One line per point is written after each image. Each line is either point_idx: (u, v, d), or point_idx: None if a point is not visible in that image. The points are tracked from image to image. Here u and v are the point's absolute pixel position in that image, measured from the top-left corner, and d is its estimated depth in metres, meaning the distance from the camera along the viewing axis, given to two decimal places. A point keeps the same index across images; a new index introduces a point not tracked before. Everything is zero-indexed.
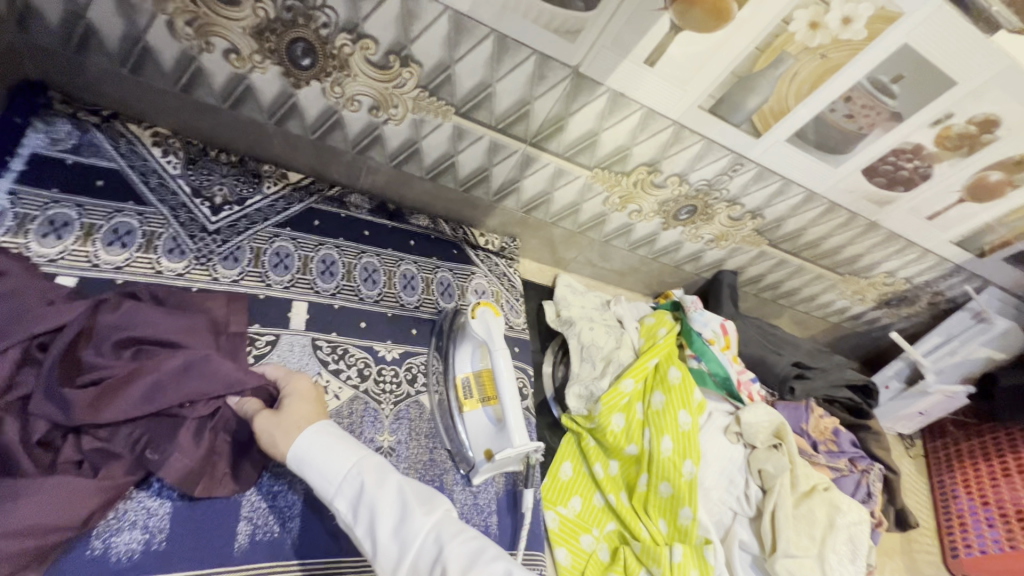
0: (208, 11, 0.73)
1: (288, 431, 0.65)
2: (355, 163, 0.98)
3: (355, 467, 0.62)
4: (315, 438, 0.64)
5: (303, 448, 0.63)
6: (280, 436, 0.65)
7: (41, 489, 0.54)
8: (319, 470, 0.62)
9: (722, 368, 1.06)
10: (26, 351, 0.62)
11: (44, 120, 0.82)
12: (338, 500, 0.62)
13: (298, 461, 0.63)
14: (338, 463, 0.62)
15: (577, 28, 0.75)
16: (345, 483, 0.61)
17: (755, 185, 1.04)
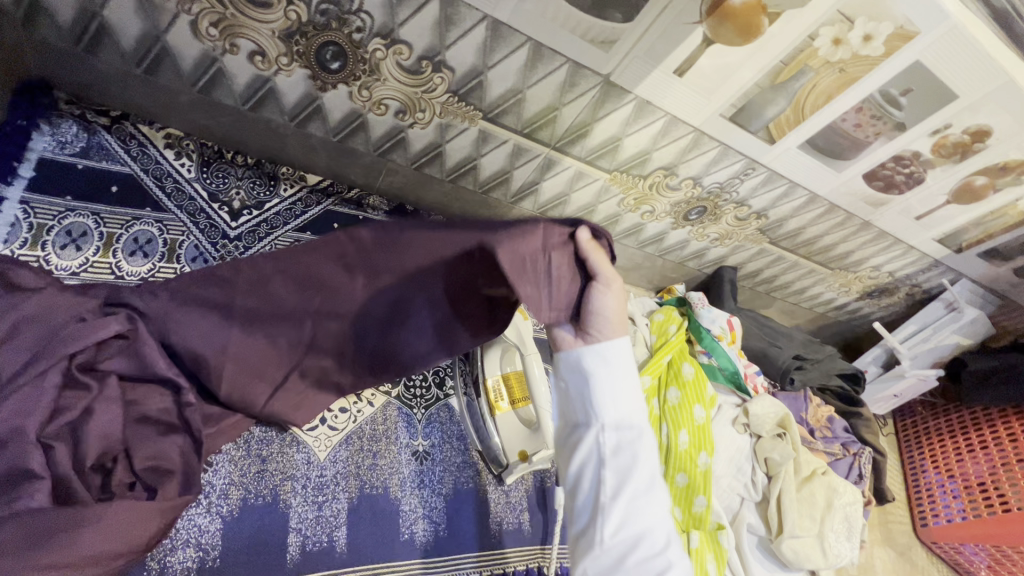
0: (236, 13, 0.70)
1: (610, 323, 0.64)
2: (375, 166, 0.97)
3: (625, 426, 0.64)
4: (623, 350, 0.65)
5: (606, 372, 0.64)
6: (602, 318, 0.64)
7: (103, 515, 0.52)
8: (620, 393, 0.64)
9: (732, 364, 1.11)
10: (67, 372, 0.57)
11: (50, 121, 0.78)
12: (602, 429, 0.64)
13: (595, 356, 0.64)
14: (623, 401, 0.64)
15: (612, 39, 0.75)
16: (626, 420, 0.65)
17: (763, 188, 1.08)
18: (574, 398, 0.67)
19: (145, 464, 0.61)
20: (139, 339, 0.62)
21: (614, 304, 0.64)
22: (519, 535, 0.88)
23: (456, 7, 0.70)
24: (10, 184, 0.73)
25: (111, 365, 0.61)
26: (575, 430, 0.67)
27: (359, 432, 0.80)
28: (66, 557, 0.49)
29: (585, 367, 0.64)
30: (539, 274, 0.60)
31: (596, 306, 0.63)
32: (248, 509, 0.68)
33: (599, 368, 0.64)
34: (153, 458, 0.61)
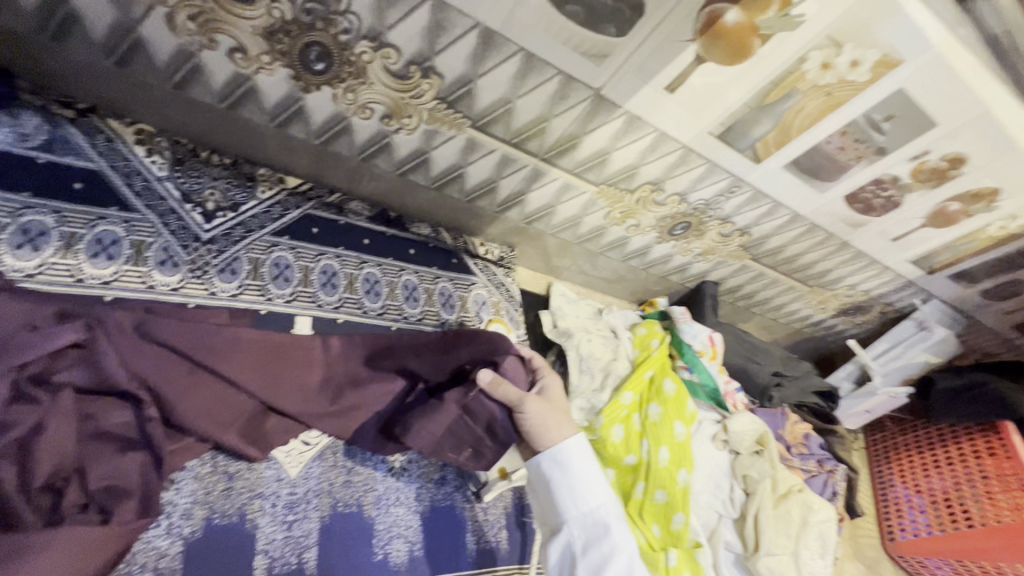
0: (216, 7, 0.66)
1: (555, 430, 0.78)
2: (358, 170, 0.94)
3: (592, 506, 0.78)
4: (578, 452, 0.78)
5: (572, 465, 0.77)
6: (541, 432, 0.78)
7: (49, 543, 0.49)
8: (581, 493, 0.77)
9: (712, 380, 1.12)
10: (15, 385, 0.53)
11: (9, 111, 0.72)
12: (572, 523, 0.78)
13: (552, 464, 0.78)
14: (588, 499, 0.78)
15: (605, 53, 0.74)
16: (592, 517, 0.77)
17: (747, 206, 1.09)
18: (545, 500, 0.80)
19: (100, 484, 0.56)
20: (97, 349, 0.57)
21: (542, 416, 0.78)
22: (496, 553, 0.86)
23: (447, 13, 0.68)
24: None
25: (68, 377, 0.57)
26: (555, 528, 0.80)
27: (333, 448, 0.76)
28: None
29: (546, 473, 0.78)
30: (454, 425, 0.76)
31: (528, 426, 0.78)
32: (212, 529, 0.64)
33: (561, 472, 0.78)
34: (110, 478, 0.57)
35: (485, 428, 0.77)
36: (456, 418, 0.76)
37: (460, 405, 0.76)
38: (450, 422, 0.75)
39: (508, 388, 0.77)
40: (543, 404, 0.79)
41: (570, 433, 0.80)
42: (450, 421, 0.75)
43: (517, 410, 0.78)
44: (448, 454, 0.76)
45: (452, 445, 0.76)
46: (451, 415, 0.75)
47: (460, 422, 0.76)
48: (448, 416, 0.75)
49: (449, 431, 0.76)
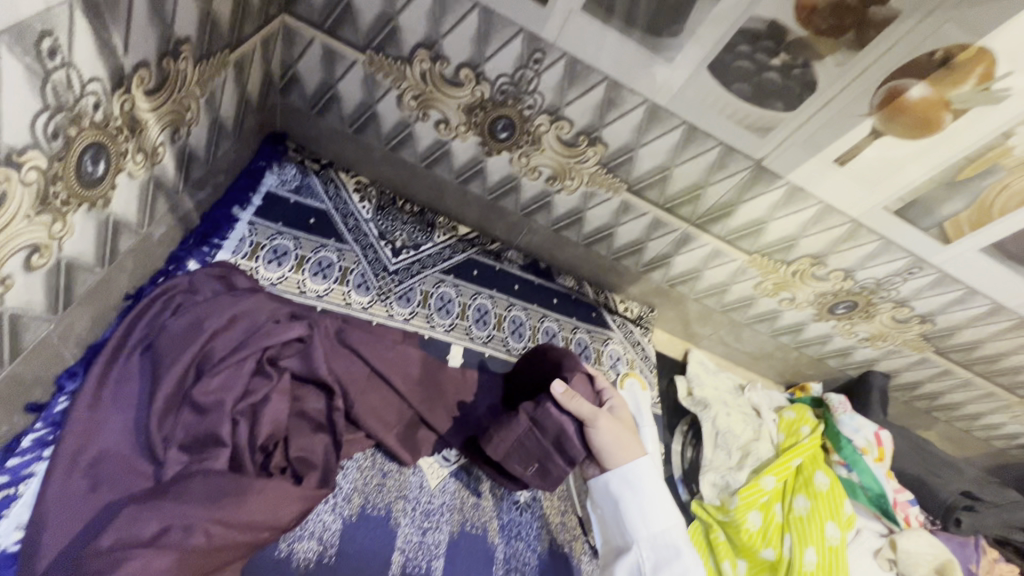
0: (434, 89, 0.84)
1: (625, 450, 0.76)
2: (519, 224, 1.06)
3: (664, 532, 0.73)
4: (647, 471, 0.75)
5: (640, 484, 0.74)
6: (613, 451, 0.75)
7: (263, 488, 0.60)
8: (654, 513, 0.73)
9: (877, 483, 0.97)
10: (258, 363, 0.70)
11: (279, 164, 0.97)
12: (640, 547, 0.73)
13: (621, 481, 0.75)
14: (658, 520, 0.73)
15: (770, 126, 0.77)
16: (663, 538, 0.72)
17: (931, 290, 0.97)
18: (612, 520, 0.76)
19: (297, 453, 0.69)
20: (312, 344, 0.74)
21: (613, 433, 0.76)
22: None
23: (621, 91, 0.78)
24: (245, 208, 0.90)
25: (287, 363, 0.73)
26: (621, 551, 0.75)
27: (467, 469, 0.83)
28: (238, 515, 0.57)
29: (615, 492, 0.75)
30: (523, 437, 0.75)
31: (600, 444, 0.75)
32: (365, 517, 0.73)
33: (630, 491, 0.75)
34: (303, 450, 0.69)
35: (553, 443, 0.75)
36: (528, 429, 0.75)
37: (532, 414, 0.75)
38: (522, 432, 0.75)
39: (580, 403, 0.75)
40: (611, 422, 0.76)
41: (637, 454, 0.76)
42: (523, 432, 0.75)
43: (588, 426, 0.75)
44: (516, 467, 0.76)
45: (523, 458, 0.76)
46: (521, 426, 0.75)
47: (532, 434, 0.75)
48: (522, 426, 0.75)
49: (517, 444, 0.75)
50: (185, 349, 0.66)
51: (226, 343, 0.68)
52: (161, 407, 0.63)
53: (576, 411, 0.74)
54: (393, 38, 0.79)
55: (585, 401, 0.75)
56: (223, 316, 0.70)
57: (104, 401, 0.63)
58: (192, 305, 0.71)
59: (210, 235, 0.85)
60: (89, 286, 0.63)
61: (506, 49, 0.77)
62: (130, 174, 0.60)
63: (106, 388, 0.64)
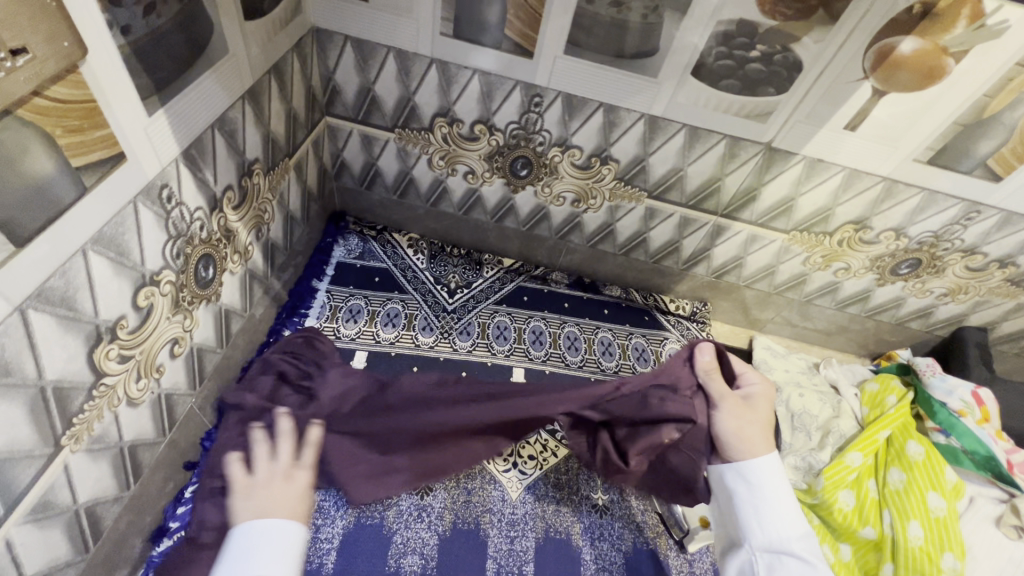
0: (455, 147, 0.97)
1: (747, 443, 0.65)
2: (557, 247, 1.14)
3: (790, 545, 0.60)
4: (771, 469, 0.63)
5: (756, 476, 0.63)
6: (735, 442, 0.65)
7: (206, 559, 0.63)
8: (769, 511, 0.61)
9: (983, 446, 0.89)
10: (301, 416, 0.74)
11: (344, 237, 1.14)
12: (755, 551, 0.61)
13: (736, 476, 0.64)
14: (781, 525, 0.61)
15: (767, 110, 0.80)
16: (785, 548, 0.60)
17: (1000, 231, 0.91)
18: (722, 513, 0.67)
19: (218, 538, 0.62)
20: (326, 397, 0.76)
21: (734, 420, 0.66)
22: None
23: (617, 112, 0.85)
24: (322, 279, 1.07)
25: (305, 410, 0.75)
26: (729, 549, 0.64)
27: (544, 480, 0.90)
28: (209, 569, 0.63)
29: (727, 483, 0.65)
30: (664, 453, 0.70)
31: (719, 430, 0.67)
32: (458, 531, 0.82)
33: (745, 486, 0.64)
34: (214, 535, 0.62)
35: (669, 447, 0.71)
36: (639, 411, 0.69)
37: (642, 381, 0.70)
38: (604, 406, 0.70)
39: (711, 378, 0.70)
40: (737, 407, 0.67)
41: (763, 450, 0.65)
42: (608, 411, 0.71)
43: (711, 407, 0.69)
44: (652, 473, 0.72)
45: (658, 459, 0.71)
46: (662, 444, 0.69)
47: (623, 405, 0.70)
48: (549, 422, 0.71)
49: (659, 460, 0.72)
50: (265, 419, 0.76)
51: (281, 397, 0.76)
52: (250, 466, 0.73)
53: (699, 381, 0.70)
54: (414, 115, 0.93)
55: (716, 378, 0.70)
56: (291, 387, 0.77)
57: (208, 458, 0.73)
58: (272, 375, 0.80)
59: (298, 306, 1.02)
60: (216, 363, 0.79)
61: (508, 100, 0.87)
62: (231, 270, 0.77)
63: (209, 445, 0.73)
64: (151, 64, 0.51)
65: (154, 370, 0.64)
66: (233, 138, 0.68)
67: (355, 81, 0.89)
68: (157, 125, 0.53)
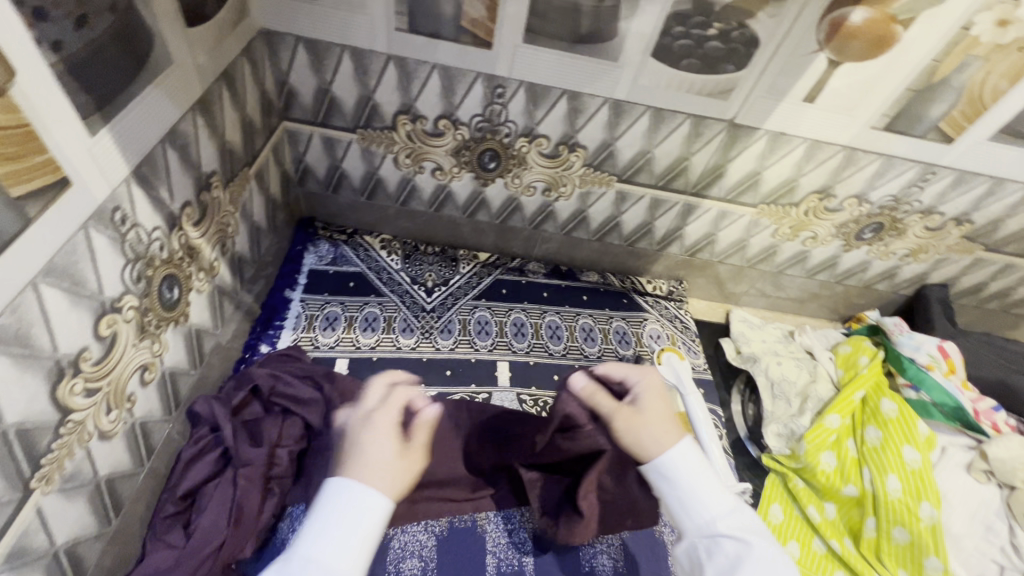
0: (421, 144, 0.95)
1: (649, 442, 0.65)
2: (532, 237, 1.13)
3: (716, 522, 0.60)
4: (682, 455, 0.63)
5: (669, 465, 0.63)
6: (641, 446, 0.66)
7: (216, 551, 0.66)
8: (694, 502, 0.61)
9: (950, 397, 0.93)
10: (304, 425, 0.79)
11: (314, 244, 1.11)
12: (692, 539, 0.61)
13: (660, 476, 0.64)
14: (704, 508, 0.61)
15: (728, 88, 0.81)
16: (714, 530, 0.60)
17: (956, 191, 0.94)
18: (662, 511, 0.67)
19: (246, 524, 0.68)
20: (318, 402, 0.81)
21: (631, 431, 0.67)
22: None
23: (581, 98, 0.84)
24: (295, 289, 1.05)
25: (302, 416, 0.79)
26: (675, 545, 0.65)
27: None
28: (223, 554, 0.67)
29: (653, 485, 0.65)
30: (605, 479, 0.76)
31: (625, 443, 0.67)
32: (454, 529, 0.79)
33: (665, 483, 0.64)
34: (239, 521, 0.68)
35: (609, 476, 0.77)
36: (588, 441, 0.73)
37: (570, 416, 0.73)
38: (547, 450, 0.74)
39: (601, 398, 0.73)
40: (628, 415, 0.69)
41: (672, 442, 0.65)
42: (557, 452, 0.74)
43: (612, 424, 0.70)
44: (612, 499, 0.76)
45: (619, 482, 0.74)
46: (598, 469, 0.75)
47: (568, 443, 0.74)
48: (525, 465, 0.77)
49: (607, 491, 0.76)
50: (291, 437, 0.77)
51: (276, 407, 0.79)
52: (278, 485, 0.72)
53: (593, 408, 0.73)
54: (376, 114, 0.90)
55: (607, 399, 0.73)
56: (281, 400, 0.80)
57: (244, 483, 0.69)
58: (292, 392, 0.81)
59: (273, 319, 1.00)
60: (191, 386, 0.77)
61: (471, 93, 0.86)
62: (198, 289, 0.74)
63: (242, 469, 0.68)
64: (90, 80, 0.48)
65: (125, 400, 0.61)
66: (187, 152, 0.65)
67: (311, 82, 0.86)
68: (102, 146, 0.51)
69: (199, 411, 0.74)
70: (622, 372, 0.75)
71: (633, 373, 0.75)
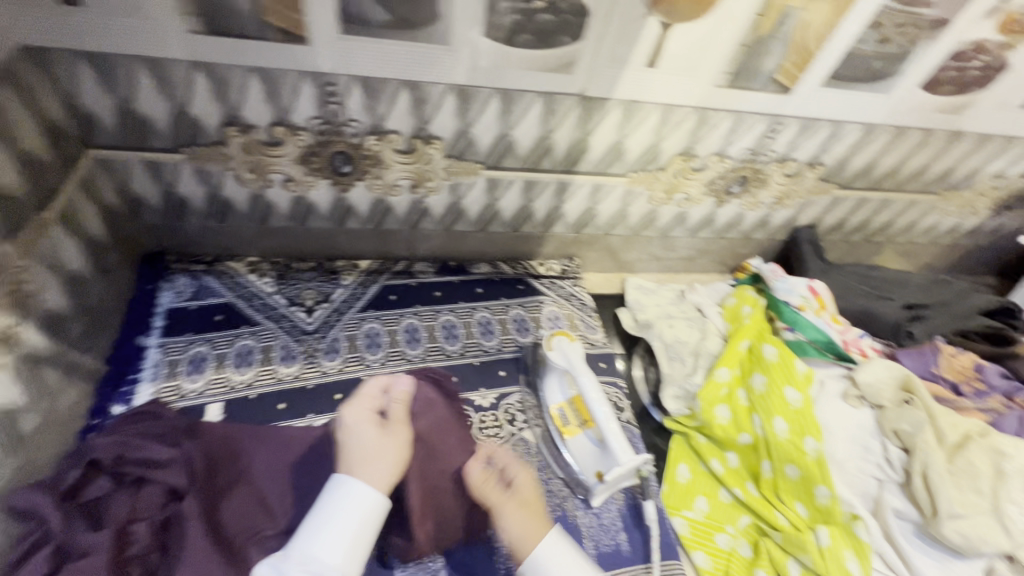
0: (261, 156, 0.85)
1: (523, 525, 0.72)
2: (412, 237, 1.07)
3: None
4: (551, 548, 0.70)
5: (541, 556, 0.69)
6: (523, 543, 0.71)
7: None
8: None
9: (823, 333, 0.99)
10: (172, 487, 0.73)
11: (167, 279, 0.99)
12: None
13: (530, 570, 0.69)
14: None
15: (570, 61, 0.78)
16: None
17: (804, 137, 0.98)
18: None
19: None
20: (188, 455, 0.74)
21: (514, 522, 0.73)
22: (617, 557, 0.85)
23: (422, 86, 0.79)
24: (149, 334, 0.93)
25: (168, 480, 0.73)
26: None
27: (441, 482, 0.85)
28: None
29: None
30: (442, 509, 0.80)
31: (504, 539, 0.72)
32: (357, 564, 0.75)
33: None
34: None
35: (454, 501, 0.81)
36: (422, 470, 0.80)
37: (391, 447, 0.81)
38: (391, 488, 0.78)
39: (488, 489, 0.78)
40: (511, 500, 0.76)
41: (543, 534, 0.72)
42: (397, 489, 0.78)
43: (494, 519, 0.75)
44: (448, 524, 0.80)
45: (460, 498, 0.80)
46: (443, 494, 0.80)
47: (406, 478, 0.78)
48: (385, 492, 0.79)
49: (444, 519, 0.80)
50: (150, 509, 0.71)
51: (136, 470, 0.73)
52: (136, 567, 0.65)
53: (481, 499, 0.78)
54: (198, 129, 0.80)
55: (492, 491, 0.78)
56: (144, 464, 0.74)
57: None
58: (145, 455, 0.74)
59: (125, 373, 0.88)
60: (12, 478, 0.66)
61: (301, 95, 0.78)
62: None
63: (88, 562, 0.62)
64: None
65: None
66: None
67: (106, 103, 0.74)
68: None
69: (24, 503, 0.65)
70: (508, 462, 0.82)
71: (519, 472, 0.81)
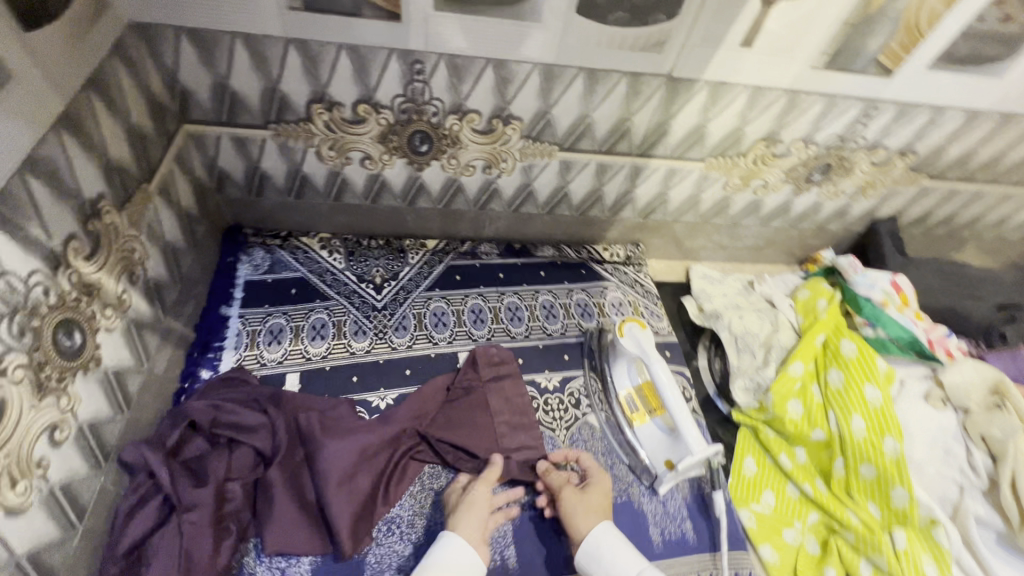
0: (342, 134, 0.86)
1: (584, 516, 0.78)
2: (479, 218, 1.08)
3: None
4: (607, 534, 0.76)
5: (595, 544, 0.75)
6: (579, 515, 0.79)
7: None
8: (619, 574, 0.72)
9: (906, 331, 0.95)
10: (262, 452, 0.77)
11: (246, 252, 1.02)
12: None
13: (588, 557, 0.75)
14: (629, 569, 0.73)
15: (662, 40, 0.76)
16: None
17: (897, 124, 0.93)
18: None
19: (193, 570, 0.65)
20: (275, 423, 0.79)
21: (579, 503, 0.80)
22: (684, 545, 0.85)
23: (508, 65, 0.78)
24: (231, 304, 0.96)
25: (259, 446, 0.77)
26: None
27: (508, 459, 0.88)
28: None
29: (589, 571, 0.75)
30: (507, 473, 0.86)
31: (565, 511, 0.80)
32: (432, 534, 0.79)
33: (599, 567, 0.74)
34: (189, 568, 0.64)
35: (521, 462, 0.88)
36: (456, 418, 0.90)
37: (453, 387, 0.94)
38: (428, 415, 0.89)
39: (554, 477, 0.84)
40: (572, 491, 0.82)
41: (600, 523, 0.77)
42: (427, 423, 0.88)
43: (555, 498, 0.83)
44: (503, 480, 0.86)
45: (513, 464, 0.87)
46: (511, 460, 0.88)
47: (454, 409, 0.91)
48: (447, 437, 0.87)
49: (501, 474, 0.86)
50: (243, 469, 0.75)
51: (227, 433, 0.76)
52: (234, 522, 0.70)
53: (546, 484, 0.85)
54: (286, 106, 0.81)
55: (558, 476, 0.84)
56: (236, 430, 0.77)
57: (191, 531, 0.66)
58: (238, 419, 0.78)
59: (211, 340, 0.92)
60: (119, 435, 0.70)
61: (387, 73, 0.78)
62: (109, 329, 0.67)
63: (192, 517, 0.67)
64: None
65: (33, 467, 0.55)
66: (57, 180, 0.57)
67: (204, 79, 0.76)
68: None
69: (134, 459, 0.68)
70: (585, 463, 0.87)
71: (592, 470, 0.85)
